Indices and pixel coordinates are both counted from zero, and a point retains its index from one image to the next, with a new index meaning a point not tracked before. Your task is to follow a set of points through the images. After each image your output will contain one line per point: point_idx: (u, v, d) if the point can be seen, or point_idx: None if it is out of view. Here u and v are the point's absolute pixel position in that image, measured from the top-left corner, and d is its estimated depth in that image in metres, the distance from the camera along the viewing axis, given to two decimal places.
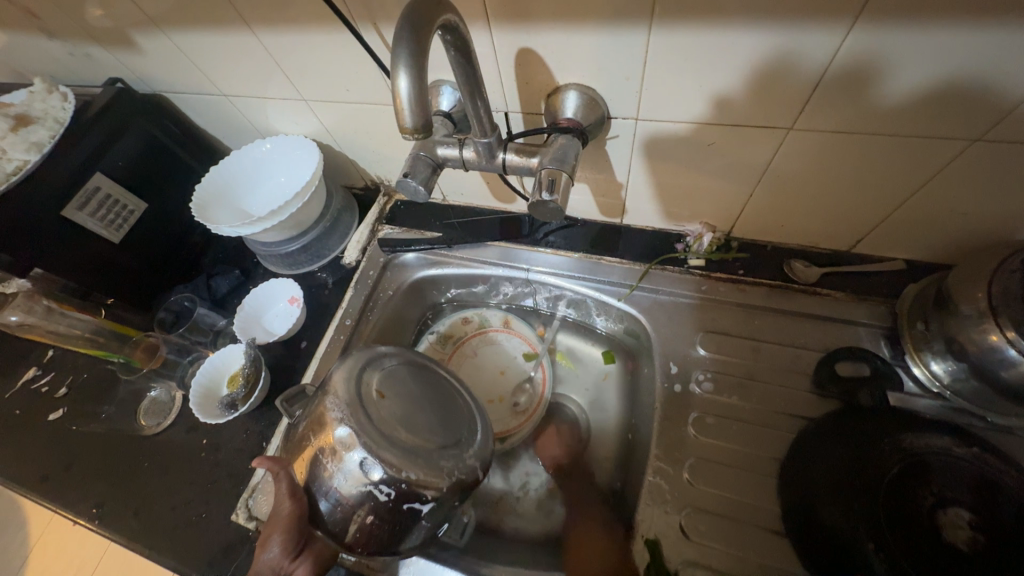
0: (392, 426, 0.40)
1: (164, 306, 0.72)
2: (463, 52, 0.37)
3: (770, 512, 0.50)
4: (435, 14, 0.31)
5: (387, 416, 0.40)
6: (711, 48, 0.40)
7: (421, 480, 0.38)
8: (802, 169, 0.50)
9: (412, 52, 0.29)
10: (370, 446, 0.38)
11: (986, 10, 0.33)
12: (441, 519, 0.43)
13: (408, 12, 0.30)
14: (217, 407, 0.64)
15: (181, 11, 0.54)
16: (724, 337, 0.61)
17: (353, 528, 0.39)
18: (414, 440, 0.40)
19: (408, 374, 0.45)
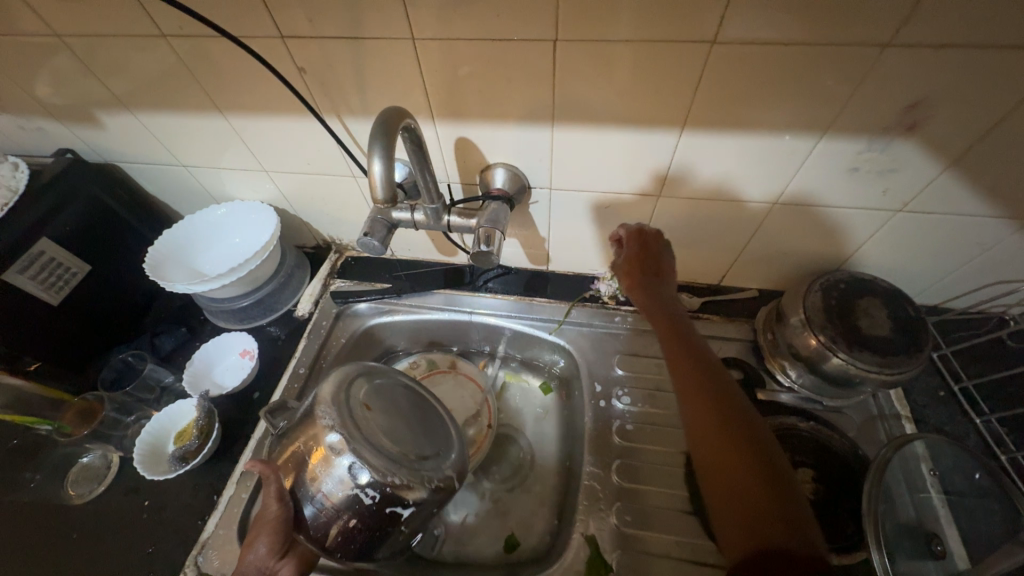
0: (376, 437, 0.51)
1: (107, 365, 0.72)
2: (417, 142, 0.49)
3: (680, 497, 0.62)
4: (399, 120, 0.42)
5: (374, 429, 0.52)
6: (598, 142, 0.56)
7: (402, 484, 0.49)
8: (673, 224, 0.68)
9: (383, 145, 0.40)
10: (361, 455, 0.49)
11: (757, 126, 0.52)
12: (415, 527, 0.53)
13: (379, 119, 0.41)
14: (166, 461, 0.64)
15: (156, 98, 0.61)
16: (635, 357, 0.75)
17: (334, 529, 0.48)
18: (396, 450, 0.51)
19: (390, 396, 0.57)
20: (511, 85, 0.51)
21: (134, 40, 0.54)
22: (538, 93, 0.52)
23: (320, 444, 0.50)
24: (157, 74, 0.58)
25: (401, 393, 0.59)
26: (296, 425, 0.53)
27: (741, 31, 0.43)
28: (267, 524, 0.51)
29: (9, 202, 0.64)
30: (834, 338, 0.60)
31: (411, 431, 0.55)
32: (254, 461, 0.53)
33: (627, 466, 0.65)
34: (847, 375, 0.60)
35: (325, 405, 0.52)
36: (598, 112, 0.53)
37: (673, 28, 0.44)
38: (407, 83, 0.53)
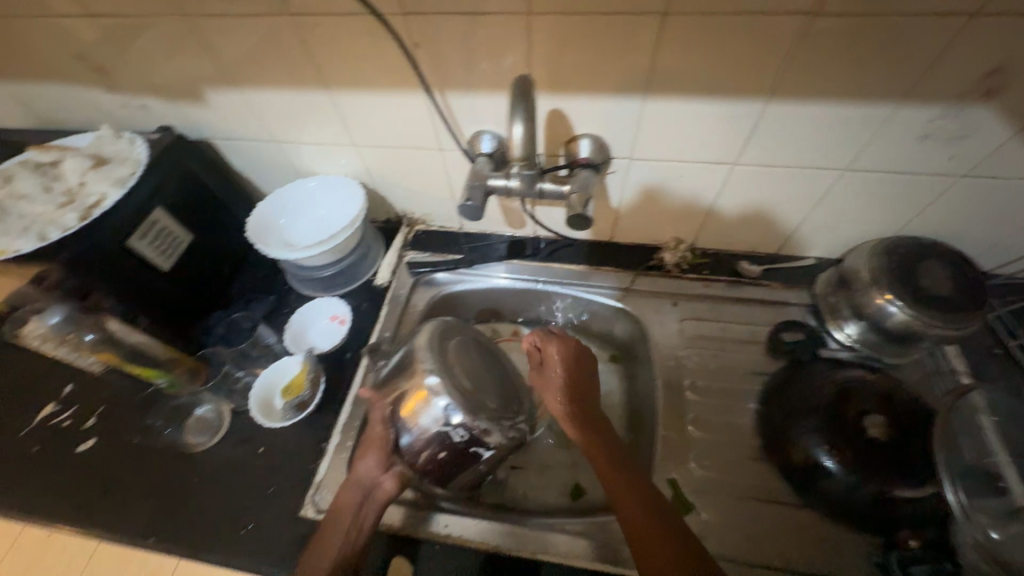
0: (466, 384, 0.57)
1: (223, 321, 0.78)
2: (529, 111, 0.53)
3: (751, 445, 0.67)
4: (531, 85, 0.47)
5: (464, 377, 0.57)
6: (684, 112, 0.60)
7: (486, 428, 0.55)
8: (741, 193, 0.72)
9: (525, 109, 0.45)
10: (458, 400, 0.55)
11: (840, 95, 0.56)
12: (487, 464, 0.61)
13: (515, 84, 0.46)
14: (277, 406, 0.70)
15: (265, 75, 0.66)
16: (699, 321, 0.79)
17: (425, 456, 0.56)
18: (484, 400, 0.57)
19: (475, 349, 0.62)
20: (612, 56, 0.55)
21: (257, 18, 0.58)
22: (637, 64, 0.56)
23: (419, 387, 0.56)
24: (271, 51, 0.63)
25: (484, 347, 0.64)
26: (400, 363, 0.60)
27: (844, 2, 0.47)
28: (375, 442, 0.59)
29: (134, 170, 0.68)
30: (902, 296, 0.64)
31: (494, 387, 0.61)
32: (364, 388, 0.62)
33: (701, 419, 0.70)
34: (912, 332, 0.64)
35: (425, 350, 0.58)
36: (689, 83, 0.57)
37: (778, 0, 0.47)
38: (513, 56, 0.57)
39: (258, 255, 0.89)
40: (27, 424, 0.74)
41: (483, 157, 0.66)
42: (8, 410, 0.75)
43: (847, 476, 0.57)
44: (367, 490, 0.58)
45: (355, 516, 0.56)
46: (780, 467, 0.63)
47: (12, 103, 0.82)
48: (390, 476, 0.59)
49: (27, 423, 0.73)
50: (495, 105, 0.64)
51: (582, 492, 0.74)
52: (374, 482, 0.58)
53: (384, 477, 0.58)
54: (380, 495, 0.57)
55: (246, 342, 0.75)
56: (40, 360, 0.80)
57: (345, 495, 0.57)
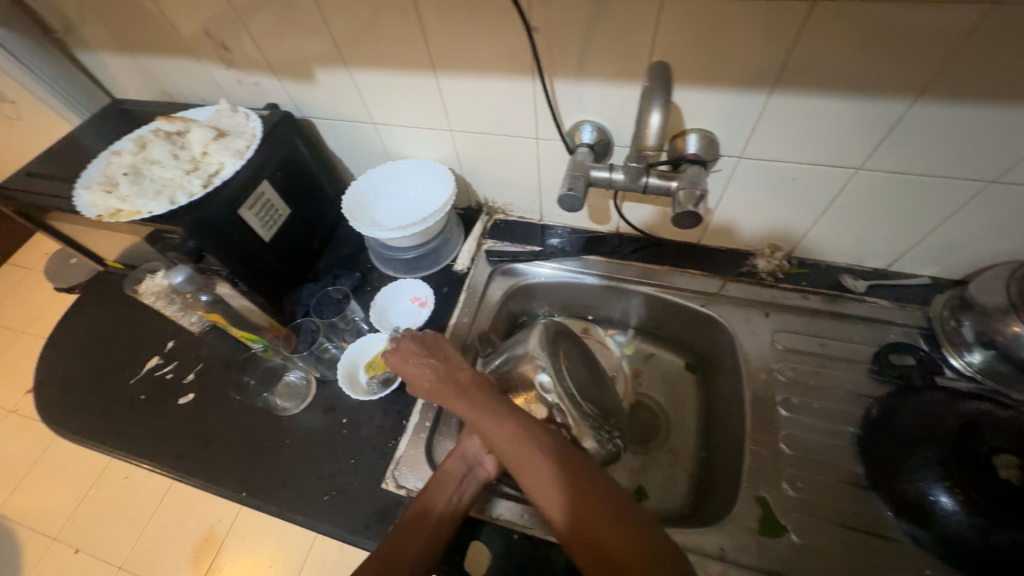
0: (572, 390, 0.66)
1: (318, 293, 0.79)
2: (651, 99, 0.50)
3: (847, 470, 0.63)
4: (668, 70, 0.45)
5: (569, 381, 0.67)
6: (811, 110, 0.56)
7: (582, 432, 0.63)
8: (859, 201, 0.66)
9: (663, 97, 0.43)
10: (566, 399, 0.64)
11: (1004, 98, 0.50)
12: None
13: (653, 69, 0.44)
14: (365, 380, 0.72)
15: (377, 55, 0.67)
16: (792, 335, 0.75)
17: None
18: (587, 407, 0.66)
19: (578, 360, 0.72)
20: (743, 47, 0.52)
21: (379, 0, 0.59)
22: (770, 56, 0.52)
23: (531, 380, 0.66)
24: (387, 34, 0.64)
25: (586, 360, 0.74)
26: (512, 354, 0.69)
27: None
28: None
29: (251, 142, 0.72)
30: None
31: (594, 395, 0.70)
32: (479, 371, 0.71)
33: (794, 437, 0.66)
34: None
35: (539, 348, 0.67)
36: (824, 79, 0.53)
37: None
38: (635, 44, 0.55)
39: (344, 233, 0.93)
40: (136, 373, 0.80)
41: (584, 149, 0.65)
42: (121, 358, 0.82)
43: (970, 518, 0.51)
44: (471, 465, 0.60)
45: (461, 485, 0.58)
46: (887, 498, 0.59)
47: (139, 76, 0.88)
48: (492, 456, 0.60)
49: (137, 372, 0.80)
50: (605, 95, 0.62)
51: (644, 494, 0.74)
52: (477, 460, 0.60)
53: (487, 457, 0.60)
54: (482, 473, 0.60)
55: (338, 315, 0.77)
56: (149, 315, 0.87)
57: (452, 465, 0.59)
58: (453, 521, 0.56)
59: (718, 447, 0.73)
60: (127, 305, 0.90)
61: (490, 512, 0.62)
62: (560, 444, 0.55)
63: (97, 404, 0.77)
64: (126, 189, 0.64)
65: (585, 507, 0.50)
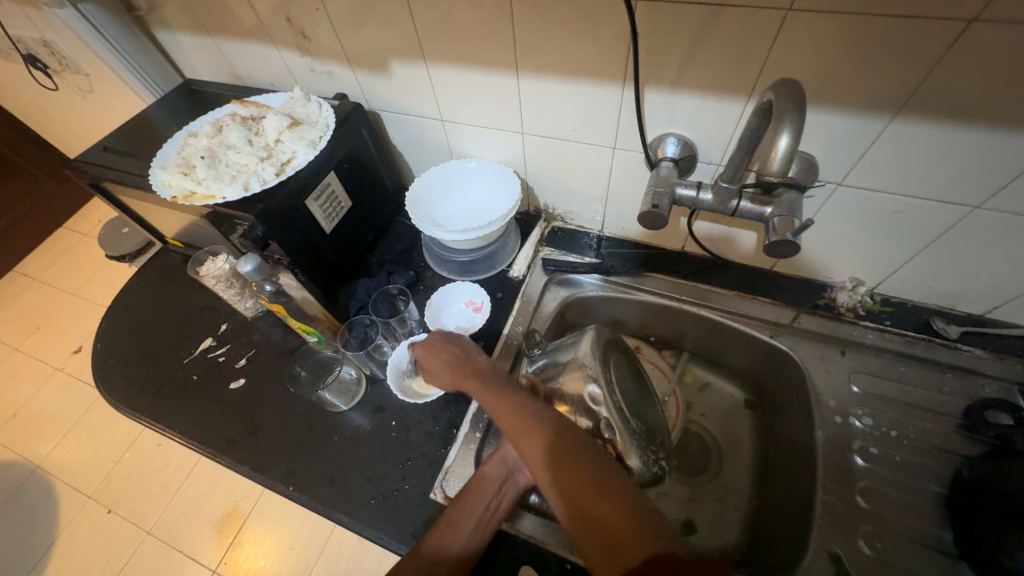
0: (622, 406, 0.62)
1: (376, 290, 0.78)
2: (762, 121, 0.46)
3: (931, 534, 0.58)
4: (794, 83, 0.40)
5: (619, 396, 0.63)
6: (935, 140, 0.51)
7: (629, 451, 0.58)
8: (969, 242, 0.61)
9: (796, 117, 0.39)
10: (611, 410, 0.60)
11: None
12: None
13: (781, 86, 0.40)
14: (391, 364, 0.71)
15: (458, 52, 0.65)
16: (872, 378, 0.69)
17: None
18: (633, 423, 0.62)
19: (628, 374, 0.68)
20: (871, 68, 0.48)
21: None
22: (902, 77, 0.47)
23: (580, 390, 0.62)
24: (473, 29, 0.61)
25: (636, 375, 0.70)
26: (559, 361, 0.67)
27: None
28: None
29: (324, 134, 0.70)
30: None
31: (642, 412, 0.66)
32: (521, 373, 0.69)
33: (872, 490, 0.61)
34: None
35: (590, 355, 0.64)
36: (959, 108, 0.48)
37: None
38: (746, 57, 0.51)
39: (399, 228, 0.91)
40: (190, 353, 0.81)
41: (668, 164, 0.62)
42: (176, 336, 0.83)
43: None
44: (511, 470, 0.57)
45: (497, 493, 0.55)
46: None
47: (213, 57, 0.89)
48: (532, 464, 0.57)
49: (191, 352, 0.81)
50: (700, 108, 0.58)
51: (692, 529, 0.71)
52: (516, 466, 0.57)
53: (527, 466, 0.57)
54: (521, 479, 0.57)
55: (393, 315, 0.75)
56: (205, 295, 0.88)
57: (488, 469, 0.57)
58: (487, 531, 0.54)
59: (780, 489, 0.68)
60: (184, 284, 0.91)
61: (515, 522, 0.59)
62: (559, 427, 0.50)
63: (151, 380, 0.78)
64: (202, 172, 0.64)
65: (581, 491, 0.45)
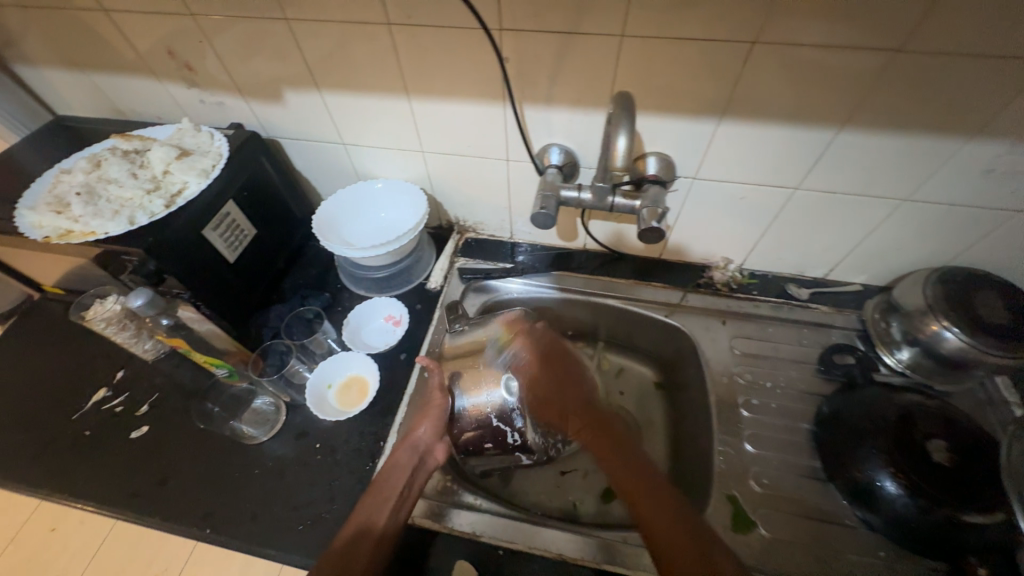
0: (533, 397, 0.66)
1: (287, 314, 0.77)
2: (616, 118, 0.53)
3: (807, 465, 0.68)
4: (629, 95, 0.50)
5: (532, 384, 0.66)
6: (754, 136, 0.63)
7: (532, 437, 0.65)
8: (799, 217, 0.74)
9: (630, 121, 0.48)
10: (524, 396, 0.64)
11: (910, 129, 0.58)
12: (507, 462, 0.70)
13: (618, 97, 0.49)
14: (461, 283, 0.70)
15: (351, 79, 0.69)
16: (749, 340, 0.80)
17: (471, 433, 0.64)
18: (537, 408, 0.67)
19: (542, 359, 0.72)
20: (695, 80, 0.58)
21: (355, 23, 0.61)
22: (719, 87, 0.58)
23: (496, 379, 0.64)
24: (360, 58, 0.65)
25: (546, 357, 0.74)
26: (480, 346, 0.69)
27: (927, 42, 0.50)
28: (433, 413, 0.64)
29: (217, 162, 0.70)
30: (957, 322, 0.65)
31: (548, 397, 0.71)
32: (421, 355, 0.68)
33: (757, 436, 0.71)
34: (966, 356, 0.65)
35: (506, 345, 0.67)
36: (765, 110, 0.60)
37: (864, 38, 0.51)
38: (600, 74, 0.60)
39: (312, 253, 0.91)
40: (79, 408, 0.73)
41: (553, 170, 0.69)
42: (61, 392, 0.75)
43: (912, 500, 0.57)
44: (421, 454, 0.62)
45: (412, 477, 0.59)
46: (840, 487, 0.64)
47: (87, 92, 0.84)
48: (441, 445, 0.63)
49: (80, 407, 0.73)
50: (572, 120, 0.66)
51: (613, 495, 0.73)
52: (425, 450, 0.62)
53: (437, 446, 0.63)
54: (431, 462, 0.62)
55: (308, 337, 0.75)
56: (95, 345, 0.81)
57: (402, 457, 0.61)
58: (403, 516, 0.57)
59: (688, 450, 0.76)
60: (68, 335, 0.83)
61: (448, 523, 0.62)
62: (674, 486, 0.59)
63: (30, 445, 0.70)
64: (79, 209, 0.60)
65: (663, 520, 0.54)
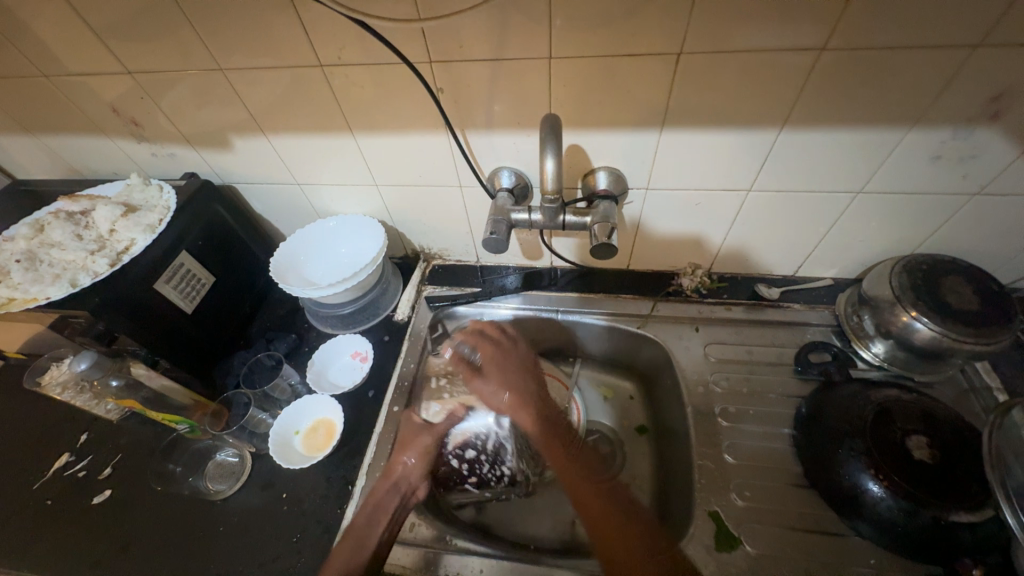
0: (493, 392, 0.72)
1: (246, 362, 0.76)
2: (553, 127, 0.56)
3: (793, 472, 0.66)
4: (554, 116, 0.54)
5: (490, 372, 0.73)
6: (698, 142, 0.63)
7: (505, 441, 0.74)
8: (758, 218, 0.73)
9: (556, 146, 0.52)
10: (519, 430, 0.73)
11: (851, 123, 0.58)
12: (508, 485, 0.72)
13: (545, 121, 0.53)
14: (600, 206, 0.66)
15: (293, 120, 0.68)
16: (722, 345, 0.79)
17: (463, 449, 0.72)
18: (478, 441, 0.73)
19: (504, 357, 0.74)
20: (630, 95, 0.58)
21: (289, 68, 0.61)
22: (655, 98, 0.58)
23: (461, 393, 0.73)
24: (300, 101, 0.65)
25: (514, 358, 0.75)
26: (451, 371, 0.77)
27: (851, 36, 0.49)
28: (415, 446, 0.66)
29: (164, 216, 0.70)
30: (928, 312, 0.63)
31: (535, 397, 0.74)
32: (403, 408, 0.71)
33: (736, 445, 0.69)
34: (940, 347, 0.63)
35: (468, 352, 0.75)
36: (705, 116, 0.59)
37: (789, 38, 0.50)
38: (534, 98, 0.60)
39: (279, 293, 0.90)
40: (41, 476, 0.72)
41: (503, 194, 0.68)
42: (24, 461, 0.74)
43: (896, 502, 0.55)
44: (405, 488, 0.63)
45: (392, 519, 0.59)
46: (822, 493, 0.62)
47: (42, 155, 0.85)
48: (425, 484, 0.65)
49: (43, 475, 0.72)
50: (515, 142, 0.66)
51: None
52: (405, 476, 0.64)
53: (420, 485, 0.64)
54: (415, 498, 0.63)
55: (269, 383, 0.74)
56: (58, 408, 0.80)
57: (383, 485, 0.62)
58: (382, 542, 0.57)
59: (672, 464, 0.74)
60: (32, 401, 0.82)
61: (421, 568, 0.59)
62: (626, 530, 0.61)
63: None
64: (20, 276, 0.59)
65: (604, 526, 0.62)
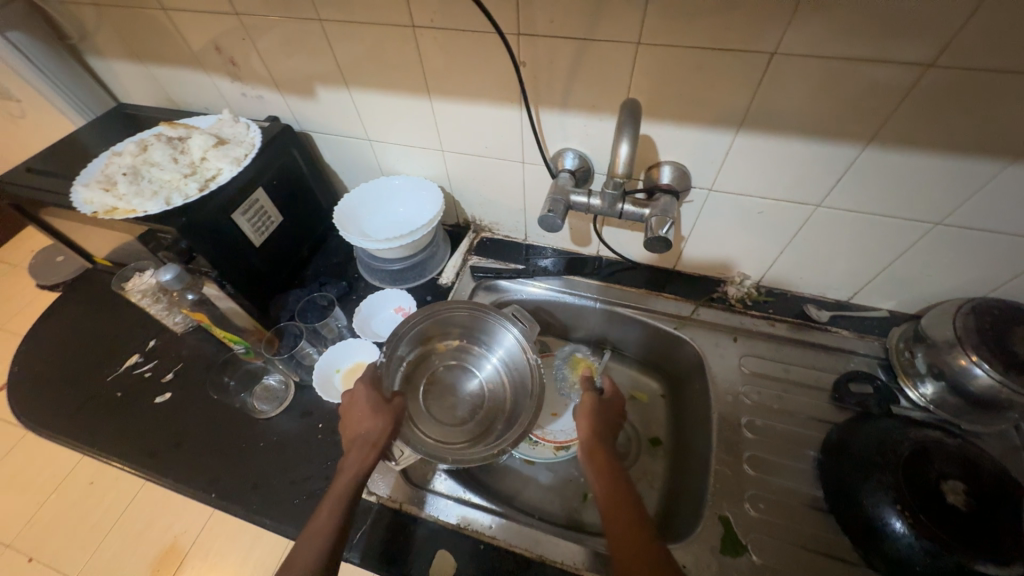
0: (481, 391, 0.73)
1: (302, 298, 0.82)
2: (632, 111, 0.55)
3: (811, 495, 0.65)
4: (634, 101, 0.54)
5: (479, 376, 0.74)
6: (774, 148, 0.61)
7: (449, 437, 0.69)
8: (820, 236, 0.71)
9: (633, 130, 0.53)
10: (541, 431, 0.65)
11: (944, 149, 0.55)
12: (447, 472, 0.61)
13: (625, 105, 0.53)
14: (663, 198, 0.66)
15: (376, 78, 0.72)
16: (758, 360, 0.78)
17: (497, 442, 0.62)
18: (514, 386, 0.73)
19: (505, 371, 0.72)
20: (712, 92, 0.58)
21: (381, 26, 0.63)
22: (738, 96, 0.57)
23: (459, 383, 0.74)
24: (386, 58, 0.68)
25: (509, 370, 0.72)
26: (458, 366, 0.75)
27: (965, 54, 0.47)
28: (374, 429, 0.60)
29: (248, 152, 0.75)
30: (990, 359, 0.60)
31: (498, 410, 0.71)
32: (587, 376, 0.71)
33: (757, 459, 0.68)
34: (997, 396, 0.60)
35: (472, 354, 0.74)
36: (785, 122, 0.58)
37: (894, 51, 0.48)
38: (614, 82, 0.60)
39: (335, 242, 0.96)
40: (113, 370, 0.81)
41: (565, 174, 0.69)
42: (101, 355, 0.83)
43: (919, 542, 0.53)
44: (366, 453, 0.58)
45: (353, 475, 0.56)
46: (839, 519, 0.62)
47: (146, 83, 0.92)
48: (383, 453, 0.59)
49: (116, 370, 0.80)
50: (586, 125, 0.67)
51: None
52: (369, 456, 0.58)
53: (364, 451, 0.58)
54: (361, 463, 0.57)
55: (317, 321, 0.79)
56: (133, 314, 0.89)
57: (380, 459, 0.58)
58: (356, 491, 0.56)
59: (687, 465, 0.74)
60: (112, 304, 0.91)
61: (432, 513, 0.63)
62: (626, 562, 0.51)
63: (71, 399, 0.77)
64: (123, 189, 0.67)
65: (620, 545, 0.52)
